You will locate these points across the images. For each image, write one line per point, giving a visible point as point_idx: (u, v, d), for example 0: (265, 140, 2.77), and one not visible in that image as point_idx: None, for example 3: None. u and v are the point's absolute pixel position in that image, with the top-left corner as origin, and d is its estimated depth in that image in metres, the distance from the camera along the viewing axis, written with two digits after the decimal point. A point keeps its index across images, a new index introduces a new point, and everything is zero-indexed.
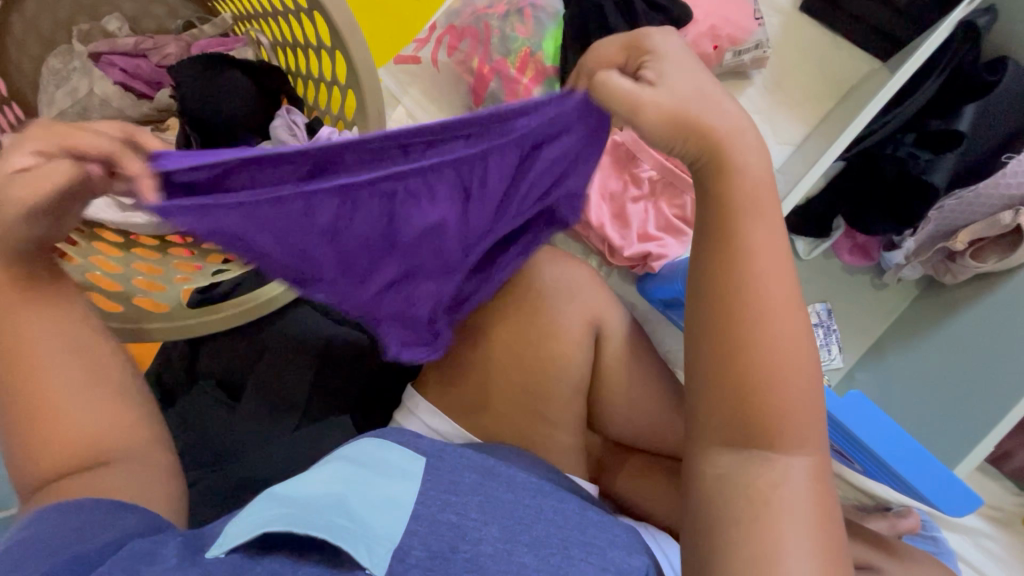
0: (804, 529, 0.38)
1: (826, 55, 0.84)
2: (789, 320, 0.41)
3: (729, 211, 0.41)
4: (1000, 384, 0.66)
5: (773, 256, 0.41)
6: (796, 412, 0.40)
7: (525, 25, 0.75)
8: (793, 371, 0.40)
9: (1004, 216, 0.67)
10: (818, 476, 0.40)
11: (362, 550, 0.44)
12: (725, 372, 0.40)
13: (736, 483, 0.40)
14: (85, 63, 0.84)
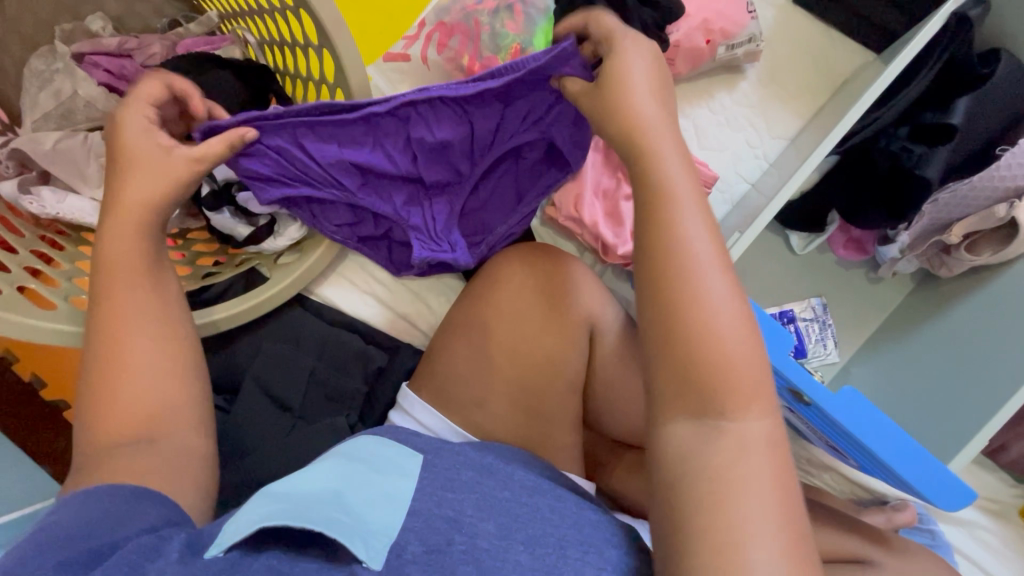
0: (765, 502, 0.37)
1: (820, 47, 0.83)
2: (725, 291, 0.42)
3: (655, 186, 0.44)
4: (996, 378, 0.66)
5: (698, 224, 0.44)
6: (739, 381, 0.40)
7: (515, 21, 0.73)
8: (733, 340, 0.41)
9: (999, 209, 0.67)
10: (774, 447, 0.39)
11: (357, 542, 0.43)
12: (669, 336, 0.41)
13: (696, 460, 0.39)
14: (68, 64, 0.82)
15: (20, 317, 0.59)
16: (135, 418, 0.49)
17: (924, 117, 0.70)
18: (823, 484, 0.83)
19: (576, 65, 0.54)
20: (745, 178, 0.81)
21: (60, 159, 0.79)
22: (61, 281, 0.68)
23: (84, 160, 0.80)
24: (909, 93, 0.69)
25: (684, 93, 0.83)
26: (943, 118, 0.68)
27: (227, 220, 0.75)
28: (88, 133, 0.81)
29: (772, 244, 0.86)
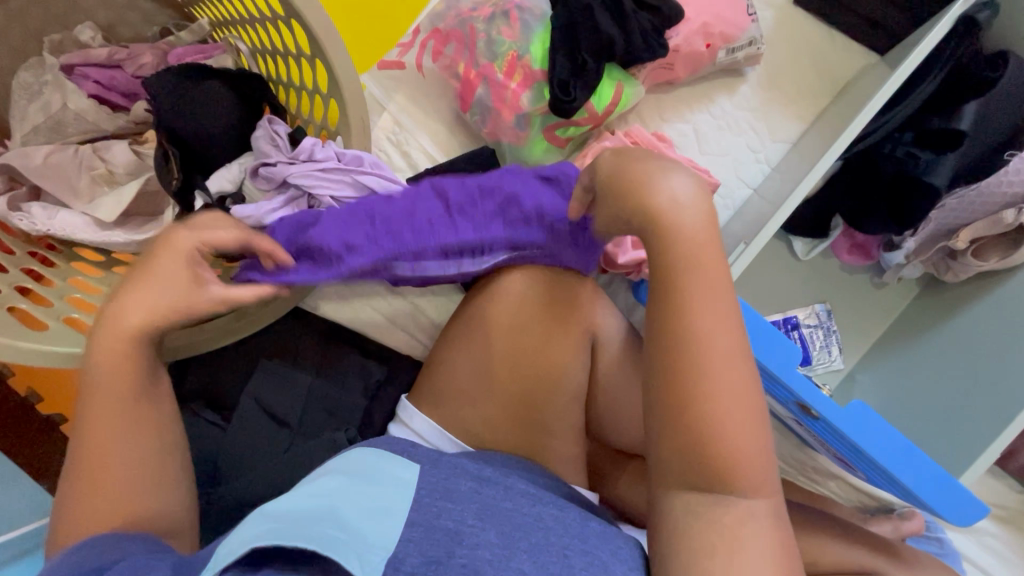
0: (762, 561, 0.38)
1: (822, 50, 0.81)
2: (735, 371, 0.42)
3: (667, 264, 0.44)
4: (1007, 385, 0.64)
5: (718, 308, 0.43)
6: (752, 461, 0.40)
7: (511, 28, 0.72)
8: (742, 418, 0.41)
9: (1006, 215, 0.66)
10: (777, 520, 0.40)
11: (353, 558, 0.42)
12: (675, 402, 0.41)
13: (699, 528, 0.40)
14: (57, 76, 0.81)
15: (9, 340, 0.58)
16: (112, 512, 0.46)
17: (930, 122, 0.69)
18: (828, 492, 0.83)
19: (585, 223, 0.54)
20: (746, 184, 0.79)
21: (52, 173, 0.78)
22: (52, 301, 0.67)
23: (75, 174, 0.79)
24: (914, 97, 0.68)
25: (683, 97, 0.82)
26: (950, 124, 0.67)
27: None
28: (79, 146, 0.81)
29: (775, 249, 0.84)
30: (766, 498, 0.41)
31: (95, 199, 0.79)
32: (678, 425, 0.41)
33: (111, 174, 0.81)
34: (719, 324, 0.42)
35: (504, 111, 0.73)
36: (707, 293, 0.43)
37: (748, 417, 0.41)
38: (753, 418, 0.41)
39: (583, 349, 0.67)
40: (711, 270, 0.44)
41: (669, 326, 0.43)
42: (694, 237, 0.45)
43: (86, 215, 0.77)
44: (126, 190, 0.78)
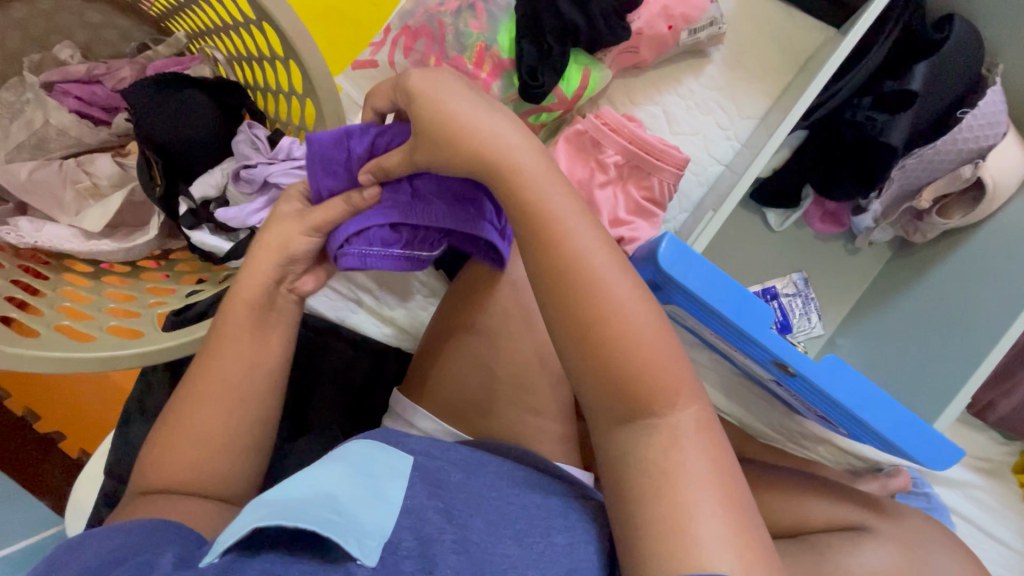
0: (705, 487, 0.42)
1: (782, 26, 0.84)
2: (630, 290, 0.45)
3: (544, 227, 0.47)
4: (976, 330, 0.66)
5: (594, 251, 0.46)
6: (663, 375, 0.44)
7: (477, 20, 0.74)
8: (652, 335, 0.44)
9: (965, 170, 0.69)
10: (705, 428, 0.44)
11: (352, 540, 0.43)
12: (587, 360, 0.45)
13: (641, 456, 0.43)
14: (38, 94, 0.82)
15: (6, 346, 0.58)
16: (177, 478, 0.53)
17: (884, 85, 0.71)
18: (816, 457, 0.84)
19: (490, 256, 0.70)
20: (719, 161, 0.82)
21: (37, 189, 0.79)
22: (44, 309, 0.68)
23: (60, 189, 0.80)
24: (867, 63, 0.70)
25: (651, 80, 0.84)
26: (902, 85, 0.68)
27: (207, 237, 0.76)
28: (62, 161, 0.82)
29: (749, 222, 0.87)
30: (699, 419, 0.44)
31: (82, 211, 0.81)
32: (602, 378, 0.44)
33: (94, 186, 0.82)
34: (598, 247, 0.46)
35: None
36: (572, 225, 0.47)
37: (660, 352, 0.44)
38: (663, 350, 0.44)
39: (496, 307, 0.71)
40: (575, 225, 0.47)
41: (551, 265, 0.46)
42: (543, 175, 0.48)
43: (73, 228, 0.79)
44: (112, 200, 0.80)
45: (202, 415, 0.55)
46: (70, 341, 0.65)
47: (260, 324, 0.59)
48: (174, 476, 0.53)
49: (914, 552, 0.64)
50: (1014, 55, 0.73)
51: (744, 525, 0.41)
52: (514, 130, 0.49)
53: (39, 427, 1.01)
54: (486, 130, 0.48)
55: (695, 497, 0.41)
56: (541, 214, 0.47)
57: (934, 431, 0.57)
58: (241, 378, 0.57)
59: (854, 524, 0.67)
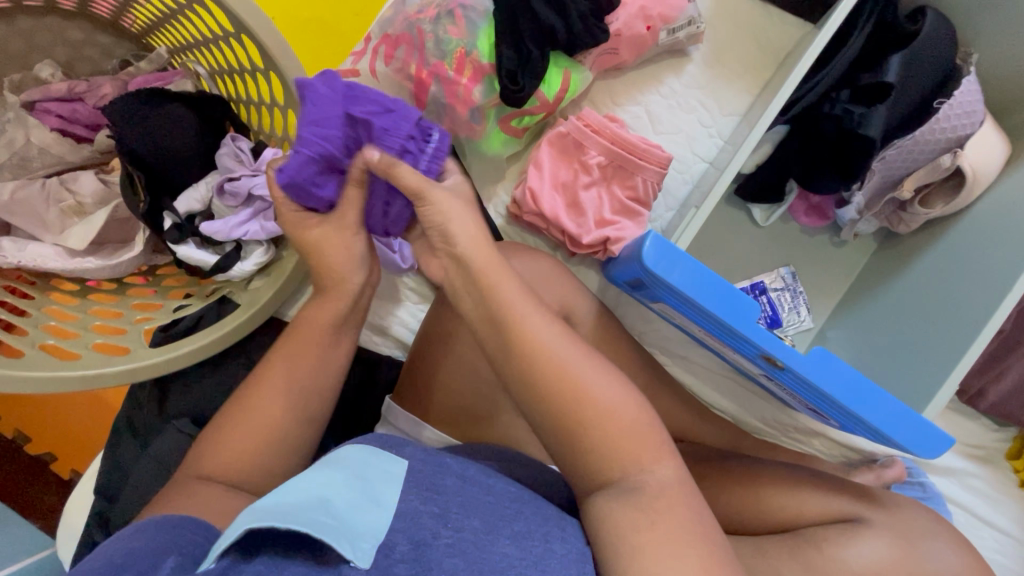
0: (681, 528, 0.45)
1: (760, 24, 0.84)
2: (593, 374, 0.50)
3: (502, 315, 0.52)
4: (960, 316, 0.67)
5: (548, 334, 0.51)
6: (636, 441, 0.49)
7: (457, 26, 0.74)
8: (619, 410, 0.49)
9: (943, 160, 0.70)
10: (679, 478, 0.48)
11: (345, 542, 0.42)
12: (559, 433, 0.49)
13: (625, 514, 0.46)
14: (19, 113, 0.82)
15: None
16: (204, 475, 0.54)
17: (861, 78, 0.71)
18: (812, 450, 0.84)
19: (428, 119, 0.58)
20: (702, 158, 0.83)
21: (20, 208, 0.79)
22: (27, 329, 0.68)
23: (43, 208, 0.80)
24: (844, 54, 0.71)
25: (632, 80, 0.85)
26: (878, 77, 0.69)
27: (193, 251, 0.76)
28: (46, 179, 0.82)
29: (735, 218, 0.87)
30: (671, 470, 0.48)
31: (65, 229, 0.80)
32: (576, 449, 0.48)
33: (79, 205, 0.81)
34: (558, 339, 0.51)
35: (458, 107, 0.75)
36: (526, 312, 0.52)
37: (626, 418, 0.49)
38: (628, 417, 0.49)
39: None
40: (530, 311, 0.52)
41: (516, 362, 0.50)
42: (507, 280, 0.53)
43: (58, 246, 0.78)
44: (96, 217, 0.79)
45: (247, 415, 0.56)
46: (55, 361, 0.65)
47: (323, 331, 0.61)
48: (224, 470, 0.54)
49: (909, 543, 0.64)
50: (987, 43, 0.74)
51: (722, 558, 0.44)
52: (466, 228, 0.55)
53: (29, 449, 1.00)
54: (452, 229, 0.54)
55: (675, 542, 0.44)
56: (504, 312, 0.51)
57: (925, 421, 0.56)
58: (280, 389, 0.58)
59: (847, 516, 0.67)
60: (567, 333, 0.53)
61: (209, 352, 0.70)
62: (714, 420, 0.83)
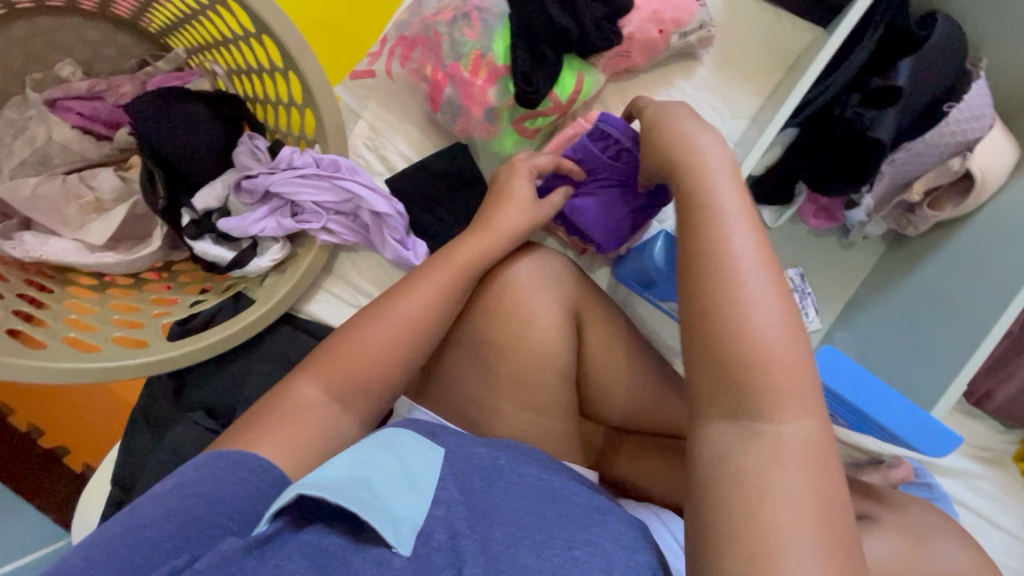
0: (798, 503, 0.36)
1: (770, 28, 0.86)
2: (770, 288, 0.42)
3: (701, 203, 0.47)
4: (974, 317, 0.67)
5: (750, 234, 0.45)
6: (787, 381, 0.40)
7: (472, 28, 0.76)
8: (781, 339, 0.40)
9: (953, 162, 0.71)
10: (818, 453, 0.38)
11: (388, 525, 0.43)
12: (707, 336, 0.42)
13: (734, 459, 0.39)
14: (41, 111, 0.84)
15: (17, 360, 0.60)
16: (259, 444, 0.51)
17: (871, 82, 0.73)
18: None
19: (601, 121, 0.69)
20: None
21: (39, 205, 0.80)
22: (49, 322, 0.70)
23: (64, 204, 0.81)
24: (854, 59, 0.72)
25: (643, 83, 0.86)
26: (889, 81, 0.71)
27: (209, 247, 0.78)
28: (66, 176, 0.83)
29: None
30: (811, 437, 0.39)
31: (85, 225, 0.81)
32: (717, 361, 0.41)
33: (97, 201, 0.83)
34: (757, 250, 0.44)
35: (473, 108, 0.76)
36: (726, 203, 0.46)
37: (785, 352, 0.40)
38: (789, 349, 0.40)
39: (500, 304, 0.72)
40: (735, 206, 0.46)
41: (698, 243, 0.45)
42: (717, 175, 0.48)
43: (77, 241, 0.79)
44: (115, 213, 0.80)
45: (380, 334, 0.59)
46: (78, 353, 0.66)
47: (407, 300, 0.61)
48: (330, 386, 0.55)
49: (917, 541, 0.64)
50: (996, 50, 0.75)
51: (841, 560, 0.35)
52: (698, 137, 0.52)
53: (42, 442, 1.01)
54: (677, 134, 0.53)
55: (791, 519, 0.35)
56: (700, 201, 0.47)
57: (931, 420, 0.57)
58: (369, 348, 0.58)
59: (855, 513, 0.68)
60: (766, 238, 0.45)
61: (226, 348, 0.72)
62: None
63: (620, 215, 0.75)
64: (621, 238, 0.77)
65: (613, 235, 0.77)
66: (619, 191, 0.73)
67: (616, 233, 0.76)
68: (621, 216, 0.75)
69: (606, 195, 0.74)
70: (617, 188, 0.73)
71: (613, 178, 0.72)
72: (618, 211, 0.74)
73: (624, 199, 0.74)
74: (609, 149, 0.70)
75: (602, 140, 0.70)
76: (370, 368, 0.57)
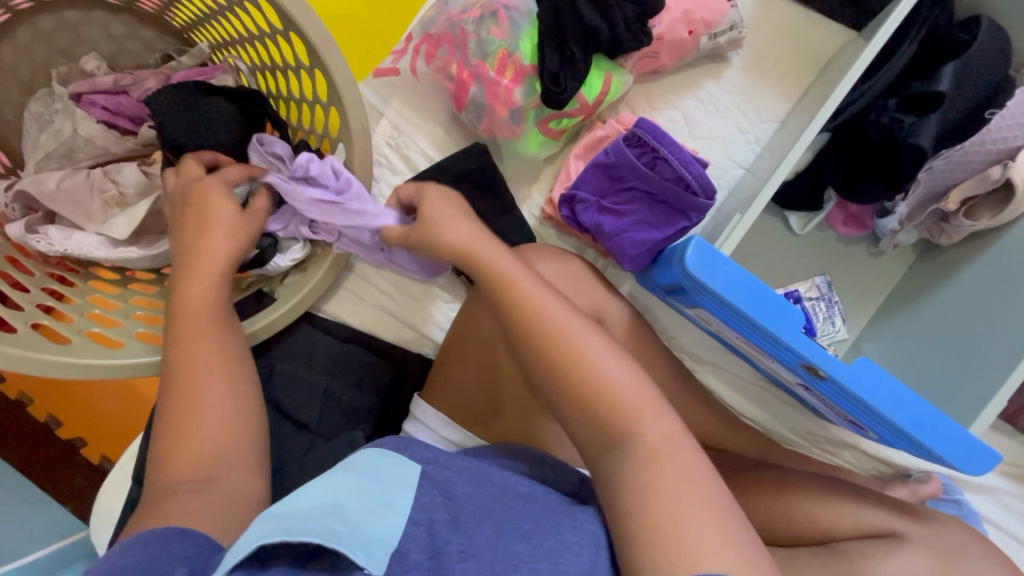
0: (687, 485, 0.46)
1: (802, 30, 0.84)
2: (578, 331, 0.54)
3: (505, 288, 0.57)
4: (1008, 332, 0.67)
5: (551, 302, 0.55)
6: (626, 398, 0.51)
7: (500, 27, 0.75)
8: (616, 374, 0.51)
9: (994, 171, 0.69)
10: (673, 438, 0.49)
11: (359, 550, 0.42)
12: (569, 399, 0.52)
13: (622, 476, 0.48)
14: (67, 105, 0.84)
15: (39, 354, 0.60)
16: (191, 465, 0.53)
17: (911, 88, 0.72)
18: (844, 462, 0.84)
19: (637, 125, 0.71)
20: (739, 164, 0.82)
21: (65, 199, 0.80)
22: (73, 316, 0.70)
23: (88, 198, 0.81)
24: (894, 64, 0.72)
25: (670, 85, 0.84)
26: (930, 86, 0.70)
27: None
28: (90, 170, 0.83)
29: (771, 225, 0.86)
30: (672, 433, 0.50)
31: (108, 219, 0.81)
32: (583, 412, 0.51)
33: (121, 195, 0.82)
34: (561, 313, 0.55)
35: (498, 108, 0.75)
36: (523, 283, 0.57)
37: (621, 383, 0.51)
38: (622, 378, 0.51)
39: None
40: (524, 285, 0.57)
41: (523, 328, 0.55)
42: (494, 248, 0.60)
43: (100, 235, 0.79)
44: (138, 208, 0.79)
45: (212, 389, 0.58)
46: (99, 348, 0.67)
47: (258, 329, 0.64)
48: (197, 468, 0.53)
49: (945, 559, 0.63)
50: None
51: (724, 527, 0.44)
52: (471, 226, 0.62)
53: (62, 433, 1.01)
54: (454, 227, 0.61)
55: (682, 501, 0.45)
56: (505, 287, 0.57)
57: (923, 406, 0.56)
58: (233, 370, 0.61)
59: (881, 529, 0.66)
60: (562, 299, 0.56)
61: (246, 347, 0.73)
62: (747, 430, 0.81)
63: (651, 226, 0.73)
64: (650, 256, 0.73)
65: (642, 251, 0.73)
66: (652, 202, 0.72)
67: (644, 249, 0.73)
68: (650, 229, 0.73)
69: (635, 205, 0.73)
70: (648, 199, 0.72)
71: (644, 187, 0.72)
72: (647, 223, 0.73)
73: (655, 210, 0.72)
74: (641, 154, 0.71)
75: (636, 145, 0.71)
76: (222, 428, 0.57)
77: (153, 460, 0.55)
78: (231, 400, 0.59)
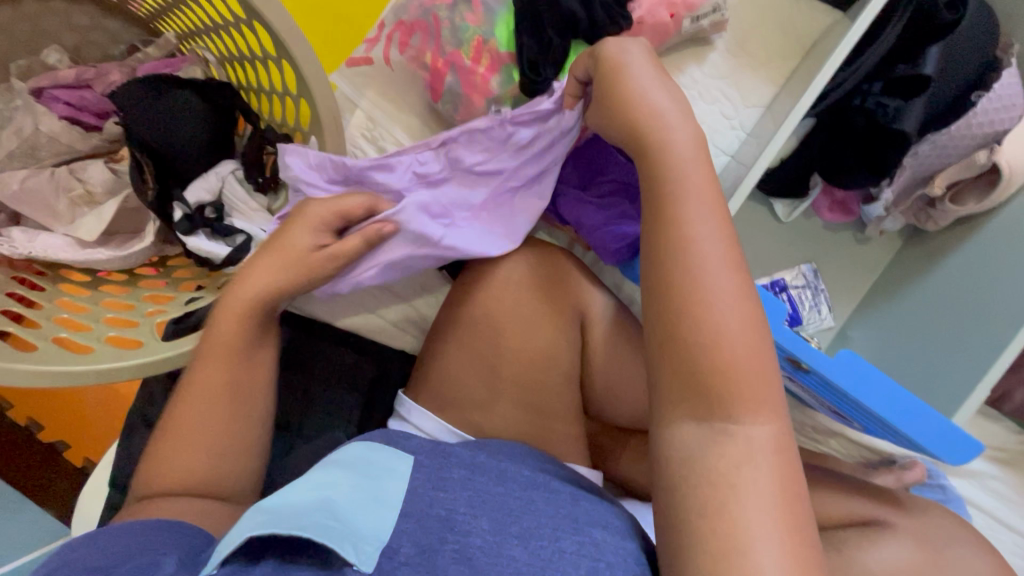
0: (766, 504, 0.40)
1: (786, 11, 0.81)
2: (730, 277, 0.47)
3: (658, 188, 0.51)
4: (998, 317, 0.66)
5: (708, 227, 0.49)
6: (745, 381, 0.44)
7: (474, 12, 0.72)
8: (733, 338, 0.45)
9: (979, 156, 0.68)
10: (782, 451, 0.42)
11: (348, 546, 0.41)
12: (679, 357, 0.45)
13: (705, 466, 0.42)
14: (27, 101, 0.81)
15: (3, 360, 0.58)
16: (185, 475, 0.56)
17: (895, 70, 0.70)
18: (831, 450, 0.85)
19: None
20: (723, 151, 0.80)
21: (29, 198, 0.78)
22: (40, 322, 0.67)
23: (53, 197, 0.79)
24: (880, 44, 0.69)
25: None
26: (914, 69, 0.68)
27: (203, 243, 0.74)
28: (54, 168, 0.80)
29: (757, 213, 0.85)
30: (774, 434, 0.43)
31: (76, 219, 0.79)
32: (688, 380, 0.45)
33: (88, 193, 0.80)
34: (708, 239, 0.48)
35: (475, 97, 0.74)
36: (679, 190, 0.50)
37: (731, 353, 0.44)
38: (741, 351, 0.44)
39: (508, 299, 0.70)
40: (690, 194, 0.50)
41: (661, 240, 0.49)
42: (686, 149, 0.52)
43: (66, 236, 0.77)
44: (105, 208, 0.78)
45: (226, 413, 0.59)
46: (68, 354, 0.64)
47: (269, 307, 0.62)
48: (180, 480, 0.55)
49: (932, 545, 0.63)
50: None
51: (803, 552, 0.39)
52: (660, 102, 0.54)
53: (42, 437, 1.01)
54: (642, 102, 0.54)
55: (758, 519, 0.39)
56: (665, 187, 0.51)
57: (952, 423, 0.54)
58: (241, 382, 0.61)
59: (867, 517, 0.66)
60: (721, 230, 0.49)
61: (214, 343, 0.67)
62: None
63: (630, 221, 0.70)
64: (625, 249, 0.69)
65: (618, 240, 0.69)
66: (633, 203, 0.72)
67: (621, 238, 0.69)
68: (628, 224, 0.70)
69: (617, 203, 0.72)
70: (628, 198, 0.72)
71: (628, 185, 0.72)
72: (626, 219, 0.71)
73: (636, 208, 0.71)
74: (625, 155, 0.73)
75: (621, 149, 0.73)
76: (210, 452, 0.57)
77: (168, 442, 0.57)
78: (242, 422, 0.60)
